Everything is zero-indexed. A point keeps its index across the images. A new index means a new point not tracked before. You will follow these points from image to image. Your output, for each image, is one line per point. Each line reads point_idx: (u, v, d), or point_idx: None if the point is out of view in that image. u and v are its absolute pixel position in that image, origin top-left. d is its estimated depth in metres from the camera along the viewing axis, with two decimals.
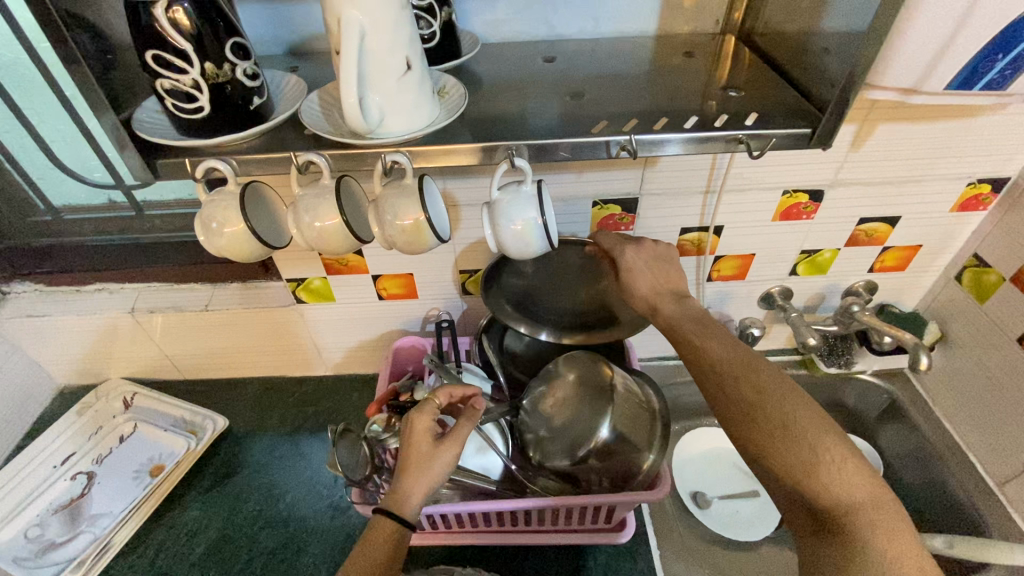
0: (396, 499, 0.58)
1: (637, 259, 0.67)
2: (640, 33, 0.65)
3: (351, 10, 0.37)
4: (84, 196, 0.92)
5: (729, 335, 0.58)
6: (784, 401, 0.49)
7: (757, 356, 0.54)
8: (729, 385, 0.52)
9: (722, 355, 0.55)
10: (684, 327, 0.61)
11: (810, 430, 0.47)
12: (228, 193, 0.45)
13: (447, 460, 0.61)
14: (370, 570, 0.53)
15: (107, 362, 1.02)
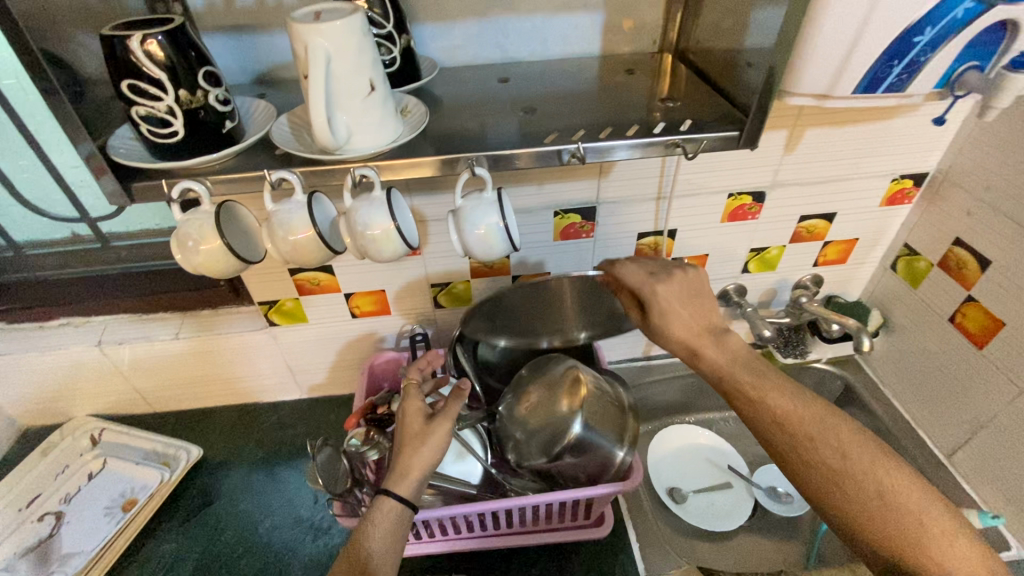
0: (395, 477, 0.62)
1: (670, 297, 0.64)
2: (586, 55, 0.70)
3: (317, 38, 0.41)
4: (45, 230, 0.91)
5: (789, 385, 0.59)
6: (875, 469, 0.53)
7: (824, 410, 0.57)
8: (817, 456, 0.55)
9: (795, 415, 0.57)
10: (735, 375, 0.60)
11: (907, 500, 0.51)
12: (204, 212, 0.47)
13: (440, 433, 0.64)
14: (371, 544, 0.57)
15: (73, 399, 1.00)
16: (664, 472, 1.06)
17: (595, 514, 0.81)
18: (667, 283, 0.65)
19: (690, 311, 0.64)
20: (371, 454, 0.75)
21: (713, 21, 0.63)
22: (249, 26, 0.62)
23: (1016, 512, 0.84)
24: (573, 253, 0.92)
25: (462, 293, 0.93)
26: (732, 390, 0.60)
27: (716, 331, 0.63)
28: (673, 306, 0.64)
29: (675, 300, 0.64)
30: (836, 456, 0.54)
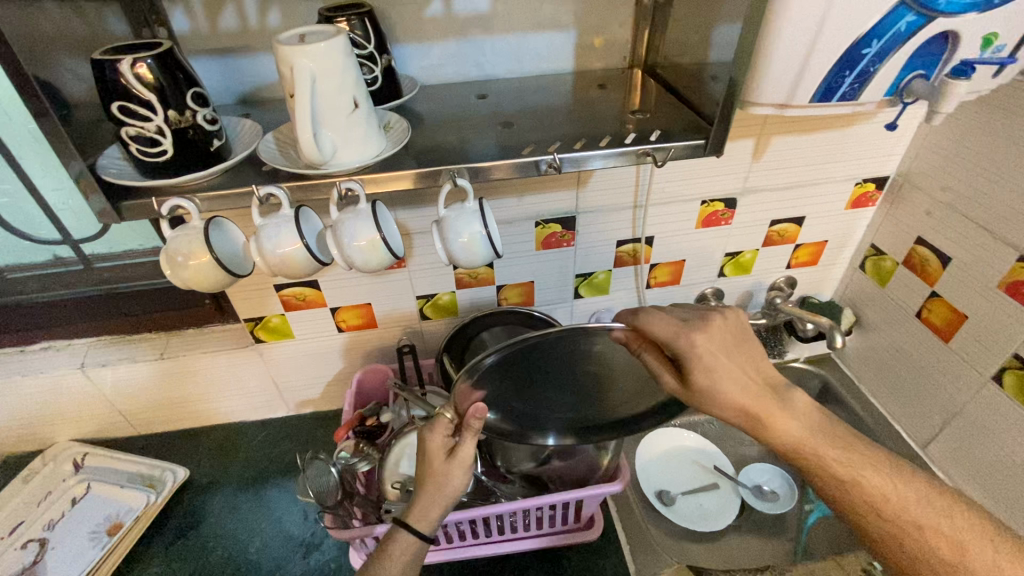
0: (417, 515, 0.63)
1: (708, 348, 0.55)
2: (560, 71, 0.74)
3: (302, 59, 0.43)
4: (29, 254, 0.90)
5: (873, 455, 0.58)
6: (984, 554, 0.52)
7: (922, 487, 0.56)
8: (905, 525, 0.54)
9: (891, 493, 0.56)
10: (812, 444, 0.58)
11: None
12: (193, 228, 0.49)
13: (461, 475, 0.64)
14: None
15: (55, 424, 0.98)
16: (651, 476, 1.08)
17: (585, 517, 0.83)
18: (701, 333, 0.56)
19: (735, 371, 0.57)
20: (361, 466, 0.77)
21: (679, 38, 0.66)
22: (233, 49, 0.64)
23: (988, 498, 0.87)
24: (556, 262, 0.94)
25: (447, 304, 0.95)
26: (813, 466, 0.58)
27: (778, 392, 0.60)
28: (716, 369, 0.56)
29: (717, 359, 0.56)
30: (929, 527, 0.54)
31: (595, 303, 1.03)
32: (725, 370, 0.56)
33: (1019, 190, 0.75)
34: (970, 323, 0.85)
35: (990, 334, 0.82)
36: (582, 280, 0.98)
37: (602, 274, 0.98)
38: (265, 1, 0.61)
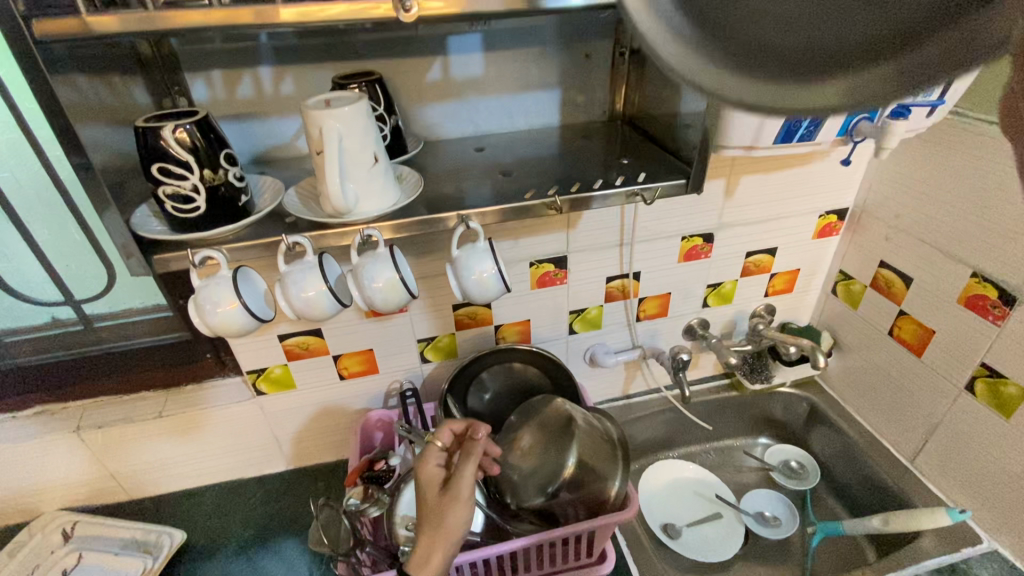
0: (417, 564, 0.62)
1: None
2: (548, 124, 0.81)
3: (330, 120, 0.48)
4: (27, 317, 0.89)
5: None
6: None
7: None
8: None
9: None
10: None
11: None
12: (221, 276, 0.51)
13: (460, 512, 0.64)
14: None
15: (45, 491, 0.95)
16: (656, 510, 1.09)
17: (597, 550, 0.83)
18: None
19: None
20: (372, 511, 0.77)
21: (653, 92, 0.74)
22: (249, 115, 0.69)
23: (980, 506, 0.91)
24: (550, 300, 0.99)
25: (447, 346, 0.98)
26: None
27: None
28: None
29: None
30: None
31: (589, 339, 1.07)
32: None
33: (964, 214, 0.83)
34: (938, 337, 0.91)
35: (957, 346, 0.88)
36: (575, 315, 1.03)
37: (594, 309, 1.03)
38: (280, 72, 0.67)
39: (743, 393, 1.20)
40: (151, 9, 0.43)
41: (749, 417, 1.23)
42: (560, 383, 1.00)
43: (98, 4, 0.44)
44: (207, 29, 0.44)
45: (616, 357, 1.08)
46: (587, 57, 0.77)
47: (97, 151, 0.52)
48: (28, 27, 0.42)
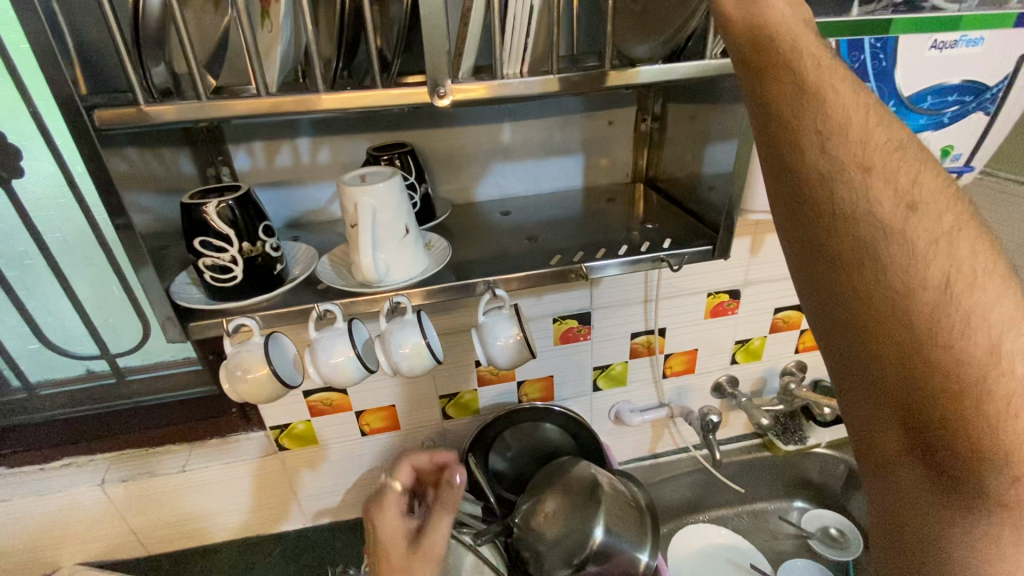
0: None
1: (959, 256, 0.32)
2: (572, 186, 0.83)
3: (365, 196, 0.49)
4: (62, 369, 0.92)
5: None
6: None
7: None
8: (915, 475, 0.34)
9: None
10: None
11: None
12: (253, 343, 0.52)
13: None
14: None
15: (65, 545, 0.95)
16: None
17: None
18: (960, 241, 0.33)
19: (938, 197, 0.33)
20: None
21: (675, 157, 0.75)
22: (286, 182, 0.72)
23: None
24: (574, 356, 0.98)
25: (469, 402, 0.97)
26: None
27: None
28: (832, 68, 0.36)
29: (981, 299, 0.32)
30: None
31: (614, 396, 1.05)
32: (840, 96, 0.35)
33: None
34: None
35: None
36: (599, 371, 1.01)
37: (619, 365, 1.01)
38: (317, 142, 0.71)
39: (777, 454, 1.16)
40: (203, 99, 0.46)
41: (783, 478, 1.17)
42: (584, 443, 0.97)
43: (154, 94, 0.47)
44: (256, 113, 0.47)
45: (642, 415, 1.05)
46: (610, 123, 0.79)
47: (145, 222, 0.54)
48: (89, 115, 0.46)
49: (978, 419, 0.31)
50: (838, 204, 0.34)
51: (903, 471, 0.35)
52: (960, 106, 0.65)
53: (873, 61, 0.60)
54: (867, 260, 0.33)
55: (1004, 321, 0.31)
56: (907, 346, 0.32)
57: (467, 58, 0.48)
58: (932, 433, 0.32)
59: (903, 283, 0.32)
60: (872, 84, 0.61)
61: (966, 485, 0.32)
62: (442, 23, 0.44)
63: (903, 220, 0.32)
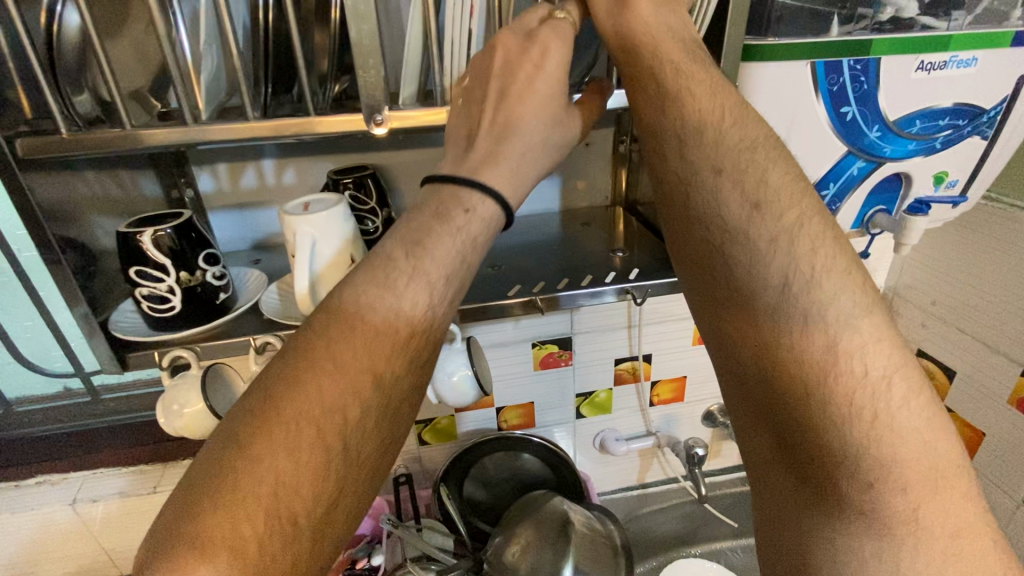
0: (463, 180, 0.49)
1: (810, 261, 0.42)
2: (549, 209, 0.80)
3: (304, 226, 0.48)
4: (39, 387, 0.91)
5: None
6: None
7: None
8: (786, 473, 0.45)
9: None
10: None
11: None
12: (190, 376, 0.52)
13: (434, 327, 0.47)
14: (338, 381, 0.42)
15: (39, 564, 0.95)
16: None
17: None
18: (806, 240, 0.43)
19: (815, 245, 0.43)
20: None
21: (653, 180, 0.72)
22: (250, 204, 0.71)
23: None
24: (555, 382, 0.95)
25: (446, 429, 0.93)
26: None
27: None
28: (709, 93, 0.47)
29: (828, 297, 0.41)
30: (919, 474, 0.39)
31: (598, 423, 1.01)
32: (734, 171, 0.45)
33: (1005, 307, 0.73)
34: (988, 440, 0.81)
35: (1017, 454, 0.76)
36: (582, 399, 0.98)
37: (603, 393, 0.98)
38: (282, 163, 0.69)
39: None
40: (128, 127, 0.47)
41: None
42: (563, 474, 0.94)
43: (79, 123, 0.49)
44: None
45: (627, 444, 1.01)
46: (587, 145, 0.76)
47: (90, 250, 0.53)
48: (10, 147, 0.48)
49: (827, 419, 0.40)
50: (723, 262, 0.45)
51: (778, 474, 0.45)
52: (953, 131, 0.60)
53: (854, 83, 0.56)
54: (747, 304, 0.44)
55: (850, 342, 0.41)
56: (756, 336, 0.44)
57: (405, 85, 0.53)
58: (803, 437, 0.42)
59: (773, 321, 0.42)
60: (854, 107, 0.58)
61: (829, 477, 0.41)
62: (373, 50, 0.47)
63: (777, 269, 0.42)
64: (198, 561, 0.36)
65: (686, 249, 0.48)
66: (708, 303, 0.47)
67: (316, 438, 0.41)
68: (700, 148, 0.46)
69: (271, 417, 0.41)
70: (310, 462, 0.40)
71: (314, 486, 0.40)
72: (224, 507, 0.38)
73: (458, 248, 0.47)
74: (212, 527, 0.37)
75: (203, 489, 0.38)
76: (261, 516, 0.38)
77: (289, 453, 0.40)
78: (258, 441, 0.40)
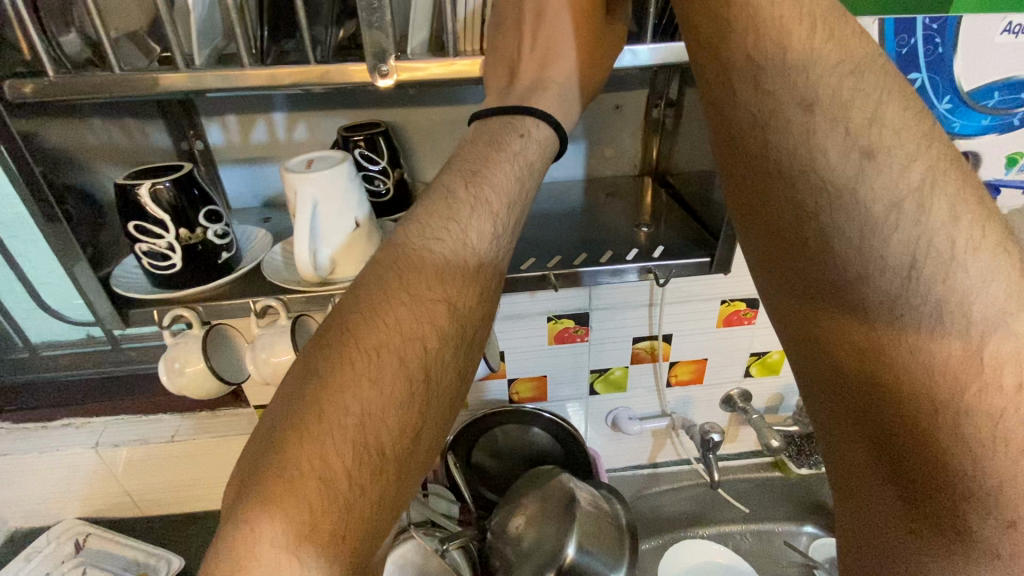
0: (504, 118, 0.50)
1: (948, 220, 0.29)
2: (572, 176, 0.75)
3: (305, 185, 0.45)
4: (62, 333, 0.93)
5: None
6: None
7: None
8: (898, 495, 0.36)
9: None
10: None
11: None
12: (192, 335, 0.51)
13: (499, 257, 0.45)
14: (407, 318, 0.39)
15: (66, 501, 1.00)
16: None
17: None
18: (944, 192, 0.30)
19: (958, 212, 0.30)
20: None
21: (689, 149, 0.66)
22: (261, 159, 0.69)
23: None
24: (569, 357, 0.92)
25: None
26: None
27: None
28: None
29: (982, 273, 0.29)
30: None
31: (612, 401, 0.99)
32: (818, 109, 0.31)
33: None
34: None
35: None
36: (597, 376, 0.95)
37: (618, 371, 0.95)
38: (293, 118, 0.66)
39: (787, 475, 1.10)
40: (117, 72, 0.46)
41: (795, 502, 1.08)
42: (572, 450, 0.93)
43: (69, 67, 0.48)
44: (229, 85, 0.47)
45: (641, 425, 0.99)
46: (618, 108, 0.70)
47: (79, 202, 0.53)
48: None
49: (956, 440, 0.31)
50: (822, 239, 0.32)
51: (875, 489, 0.38)
52: None
53: (927, 46, 0.52)
54: (842, 294, 0.33)
55: (1002, 347, 0.30)
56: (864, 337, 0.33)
57: (416, 32, 0.51)
58: (922, 458, 0.33)
59: (891, 329, 0.31)
60: (924, 73, 0.53)
61: (949, 505, 0.33)
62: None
63: (899, 246, 0.30)
64: (292, 493, 0.34)
65: (764, 224, 0.35)
66: (796, 290, 0.35)
67: (396, 368, 0.38)
68: (782, 81, 0.31)
69: (349, 349, 0.38)
70: (394, 395, 0.37)
71: (399, 417, 0.37)
72: (312, 440, 0.35)
73: (518, 179, 0.46)
74: (302, 458, 0.34)
75: (288, 422, 0.36)
76: (351, 447, 0.35)
77: (373, 384, 0.37)
78: (344, 373, 0.37)
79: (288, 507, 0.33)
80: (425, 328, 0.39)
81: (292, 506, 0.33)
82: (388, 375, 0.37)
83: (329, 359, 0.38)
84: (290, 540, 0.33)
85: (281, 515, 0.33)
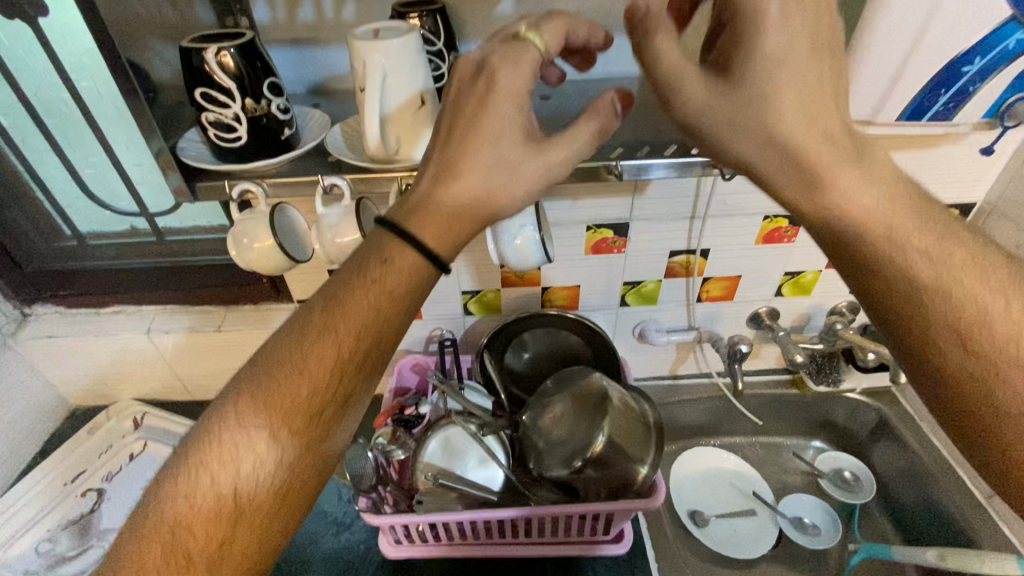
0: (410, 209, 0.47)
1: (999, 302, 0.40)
2: (627, 74, 0.72)
3: (375, 55, 0.45)
4: (108, 223, 0.95)
5: None
6: None
7: None
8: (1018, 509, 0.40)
9: None
10: None
11: None
12: (260, 212, 0.52)
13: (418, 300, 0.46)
14: (319, 345, 0.44)
15: (120, 383, 1.07)
16: (685, 494, 1.04)
17: (614, 531, 0.84)
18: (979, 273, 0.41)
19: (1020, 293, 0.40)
20: (397, 454, 0.81)
21: None
22: (308, 41, 0.66)
23: None
24: (605, 267, 0.93)
25: (492, 302, 0.96)
26: None
27: None
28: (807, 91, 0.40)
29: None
30: None
31: (641, 313, 1.01)
32: (874, 219, 0.41)
33: None
34: None
35: None
36: (630, 288, 0.96)
37: (652, 283, 0.96)
38: None
39: (804, 393, 1.10)
40: None
41: (808, 417, 1.13)
42: (603, 354, 0.96)
43: None
44: None
45: (667, 336, 1.01)
46: None
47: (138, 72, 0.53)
48: None
49: None
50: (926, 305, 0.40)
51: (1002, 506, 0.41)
52: None
53: None
54: (939, 347, 0.41)
55: None
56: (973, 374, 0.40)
57: None
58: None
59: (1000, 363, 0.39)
60: None
61: None
62: None
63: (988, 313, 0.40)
64: (199, 460, 0.42)
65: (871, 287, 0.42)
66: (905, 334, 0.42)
67: (299, 384, 0.44)
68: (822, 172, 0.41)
69: (273, 363, 0.45)
70: (287, 407, 0.43)
71: (288, 424, 0.43)
72: (222, 429, 0.43)
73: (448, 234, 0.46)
74: (211, 438, 0.43)
75: (217, 411, 0.44)
76: (234, 440, 0.42)
77: (278, 394, 0.43)
78: (267, 373, 0.44)
79: (191, 469, 0.42)
80: (329, 358, 0.44)
81: (196, 470, 0.42)
82: (287, 389, 0.44)
83: (267, 357, 0.45)
84: (185, 494, 0.42)
85: (186, 473, 0.43)
